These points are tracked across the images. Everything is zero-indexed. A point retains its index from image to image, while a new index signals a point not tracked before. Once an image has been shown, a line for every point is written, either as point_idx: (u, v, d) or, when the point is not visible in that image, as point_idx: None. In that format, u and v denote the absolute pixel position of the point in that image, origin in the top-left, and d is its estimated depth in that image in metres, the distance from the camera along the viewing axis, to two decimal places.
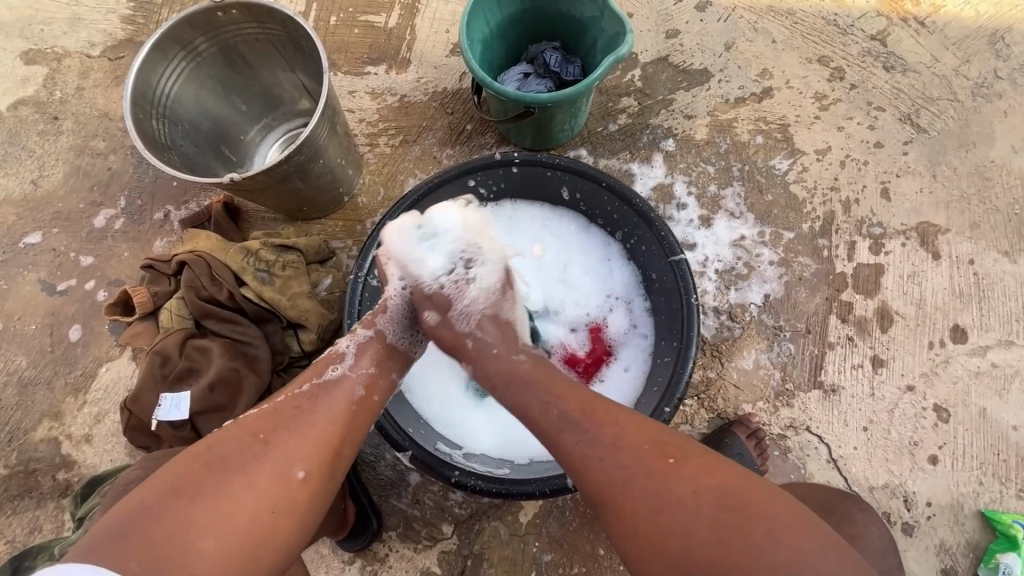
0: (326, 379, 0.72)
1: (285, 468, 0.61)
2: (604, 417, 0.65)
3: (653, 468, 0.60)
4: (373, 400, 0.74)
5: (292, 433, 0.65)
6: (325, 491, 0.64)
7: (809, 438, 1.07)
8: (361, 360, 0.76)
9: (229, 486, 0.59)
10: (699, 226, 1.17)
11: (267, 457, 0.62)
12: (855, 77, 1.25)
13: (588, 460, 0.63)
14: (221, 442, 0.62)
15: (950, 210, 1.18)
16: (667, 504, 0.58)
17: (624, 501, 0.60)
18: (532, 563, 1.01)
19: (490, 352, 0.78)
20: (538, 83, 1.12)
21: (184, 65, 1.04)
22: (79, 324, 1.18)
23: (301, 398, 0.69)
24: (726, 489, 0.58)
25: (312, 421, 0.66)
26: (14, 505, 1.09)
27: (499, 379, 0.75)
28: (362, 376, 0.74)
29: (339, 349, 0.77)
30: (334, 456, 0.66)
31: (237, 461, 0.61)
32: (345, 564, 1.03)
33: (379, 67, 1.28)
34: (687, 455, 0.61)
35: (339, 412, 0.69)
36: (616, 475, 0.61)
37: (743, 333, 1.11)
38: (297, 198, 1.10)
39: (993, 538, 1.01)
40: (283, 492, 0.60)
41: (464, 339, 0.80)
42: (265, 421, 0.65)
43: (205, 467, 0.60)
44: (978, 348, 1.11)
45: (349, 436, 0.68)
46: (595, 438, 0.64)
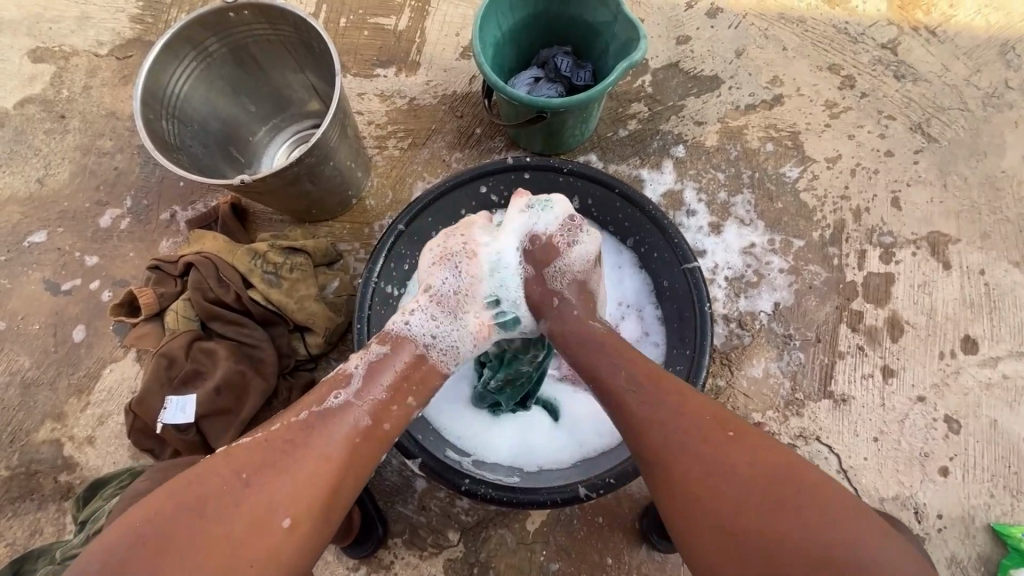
0: (327, 407, 0.67)
1: (270, 514, 0.58)
2: (668, 385, 0.65)
3: (709, 437, 0.60)
4: (380, 430, 0.69)
5: (281, 473, 0.60)
6: (316, 535, 0.60)
7: (819, 448, 1.06)
8: (368, 384, 0.71)
9: (209, 532, 0.56)
10: (708, 233, 1.17)
11: (252, 500, 0.58)
12: (865, 85, 1.25)
13: (644, 420, 0.63)
14: (207, 477, 0.59)
15: (960, 219, 1.17)
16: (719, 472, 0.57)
17: (671, 466, 0.60)
18: (539, 571, 1.00)
19: (573, 312, 0.78)
20: (548, 88, 1.11)
21: (194, 65, 1.03)
22: (83, 324, 1.17)
23: (296, 428, 0.64)
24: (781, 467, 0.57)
25: (307, 458, 0.62)
26: (14, 507, 1.08)
27: (575, 338, 0.75)
28: (368, 403, 0.69)
29: (345, 370, 0.71)
30: (328, 500, 0.61)
31: (217, 504, 0.57)
32: (349, 571, 1.02)
33: (389, 69, 1.27)
34: (745, 431, 0.60)
35: (338, 448, 0.64)
36: (671, 438, 0.61)
37: (752, 341, 1.10)
38: (306, 200, 1.09)
39: (1005, 552, 1.00)
40: (266, 540, 0.57)
41: (552, 296, 0.80)
42: (253, 456, 0.61)
43: (185, 507, 0.57)
44: (989, 359, 1.10)
45: (348, 475, 0.64)
46: (658, 401, 0.64)
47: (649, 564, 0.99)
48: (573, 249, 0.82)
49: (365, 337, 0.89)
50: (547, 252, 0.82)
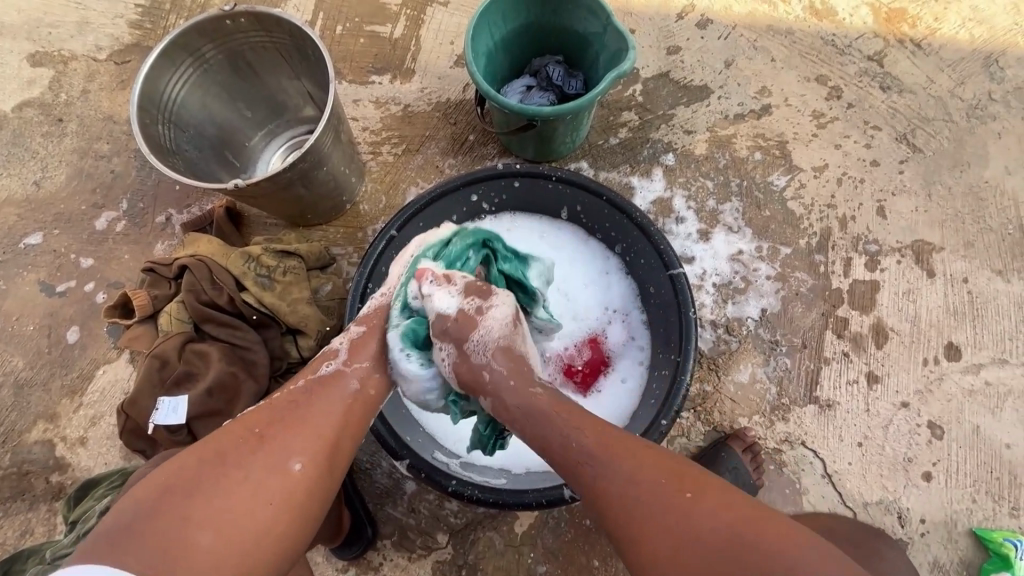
0: (321, 374, 0.72)
1: (282, 462, 0.62)
2: (620, 450, 0.63)
3: (670, 503, 0.58)
4: (370, 393, 0.74)
5: (289, 427, 0.64)
6: (326, 483, 0.64)
7: (804, 453, 1.08)
8: (355, 354, 0.75)
9: (228, 480, 0.59)
10: (697, 240, 1.18)
11: (265, 450, 0.62)
12: (852, 96, 1.27)
13: (607, 495, 0.61)
14: (221, 437, 0.62)
15: (944, 229, 1.19)
16: (682, 544, 0.55)
17: (641, 537, 0.58)
18: (526, 573, 1.01)
19: (509, 386, 0.72)
20: (540, 96, 1.13)
21: (191, 71, 1.05)
22: (77, 325, 1.18)
23: (297, 392, 0.69)
24: (742, 521, 0.55)
25: (311, 413, 0.67)
26: (5, 508, 1.09)
27: (523, 410, 0.70)
28: (359, 369, 0.74)
29: (331, 347, 0.76)
30: (333, 450, 0.66)
31: (234, 457, 0.60)
32: (339, 572, 1.02)
33: (384, 76, 1.29)
34: (708, 488, 0.58)
35: (336, 405, 0.69)
36: (632, 508, 0.59)
37: (740, 347, 1.12)
38: (300, 205, 1.10)
39: (987, 557, 1.01)
40: (284, 485, 0.60)
41: (481, 371, 0.74)
42: (262, 416, 0.65)
43: (204, 462, 0.60)
44: (972, 365, 1.11)
45: (347, 427, 0.69)
46: (614, 473, 0.62)
47: None
48: (492, 316, 0.78)
49: None
50: (465, 325, 0.77)
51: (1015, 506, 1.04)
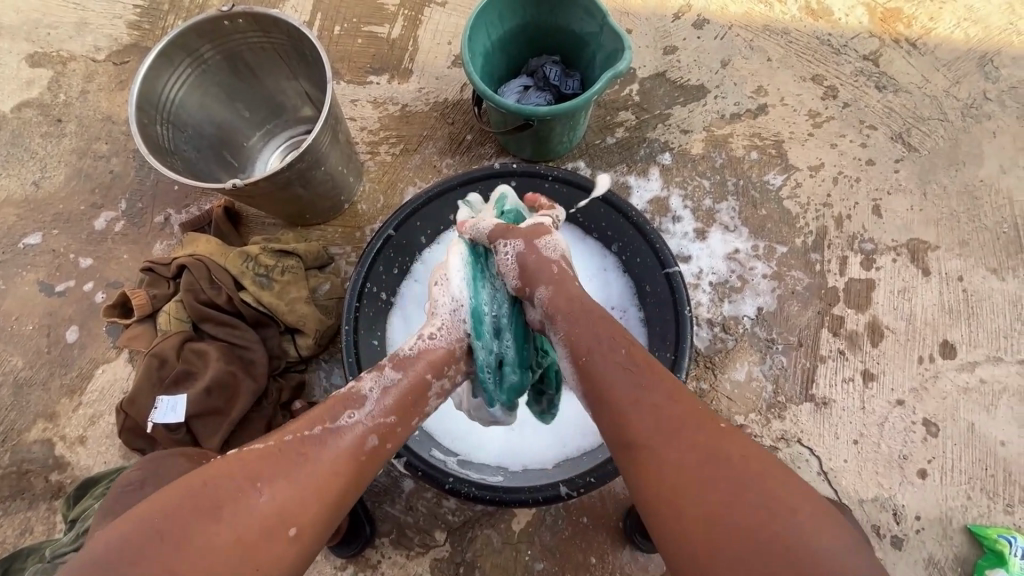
0: (339, 425, 0.65)
1: (278, 525, 0.56)
2: (661, 374, 0.64)
3: (702, 424, 0.58)
4: (384, 450, 0.68)
5: (293, 481, 0.58)
6: (318, 543, 0.59)
7: (800, 451, 1.08)
8: (381, 406, 0.69)
9: (217, 539, 0.53)
10: (694, 239, 1.19)
11: (262, 508, 0.56)
12: (848, 95, 1.28)
13: (635, 404, 0.61)
14: (220, 479, 0.57)
15: (939, 227, 1.20)
16: (707, 458, 0.54)
17: (660, 447, 0.57)
18: (524, 571, 1.01)
19: (570, 282, 0.78)
20: (537, 96, 1.14)
21: (190, 72, 1.05)
22: (77, 325, 1.19)
23: (309, 442, 0.62)
24: (769, 464, 0.54)
25: (318, 470, 0.60)
26: (5, 506, 1.09)
27: (570, 313, 0.73)
28: (378, 425, 0.67)
29: (356, 388, 0.69)
30: (333, 511, 0.60)
31: (229, 508, 0.55)
32: (337, 570, 1.03)
33: (382, 76, 1.30)
34: (738, 433, 0.58)
35: (345, 464, 0.63)
36: (661, 418, 0.59)
37: (736, 345, 1.13)
38: (298, 204, 1.11)
39: (981, 553, 1.02)
40: (272, 550, 0.55)
41: (549, 263, 0.80)
42: (267, 463, 0.59)
43: (196, 508, 0.54)
44: (967, 363, 1.12)
45: (352, 489, 0.63)
46: (649, 386, 0.62)
47: (632, 564, 1.01)
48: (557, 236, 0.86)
49: (354, 339, 0.90)
50: (536, 232, 0.85)
51: (1009, 503, 1.05)
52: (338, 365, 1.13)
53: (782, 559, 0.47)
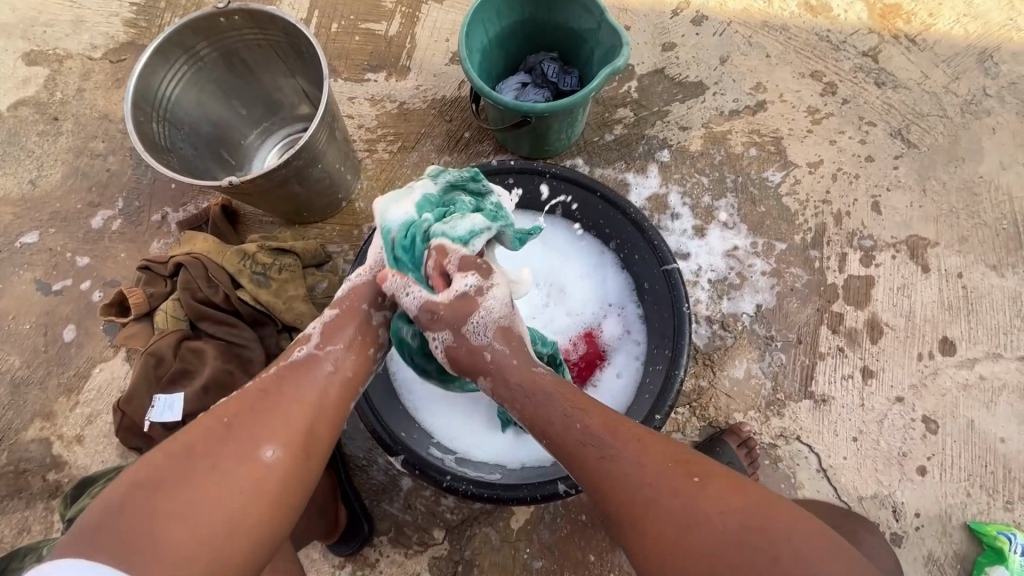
0: (294, 360, 0.69)
1: (252, 453, 0.60)
2: (626, 432, 0.63)
3: (677, 486, 0.58)
4: (347, 376, 0.71)
5: (259, 415, 0.63)
6: (302, 471, 0.63)
7: (799, 448, 1.08)
8: (330, 340, 0.73)
9: (196, 474, 0.57)
10: (692, 236, 1.18)
11: (234, 441, 0.60)
12: (847, 92, 1.27)
13: (613, 477, 0.61)
14: (190, 429, 0.61)
15: (939, 224, 1.19)
16: (694, 525, 0.55)
17: (650, 523, 0.57)
18: (523, 569, 1.01)
19: (508, 363, 0.71)
20: (536, 93, 1.14)
21: (186, 69, 1.05)
22: (74, 324, 1.18)
23: (268, 380, 0.67)
24: (750, 507, 0.55)
25: (283, 402, 0.65)
26: (2, 506, 1.09)
27: (521, 390, 0.69)
28: (333, 352, 0.72)
29: (306, 333, 0.73)
30: (307, 437, 0.64)
31: (203, 448, 0.59)
32: (335, 568, 1.03)
33: (379, 74, 1.29)
34: (711, 474, 0.58)
35: (309, 391, 0.67)
36: (640, 490, 0.59)
37: (735, 342, 1.12)
38: (295, 203, 1.11)
39: (981, 550, 1.02)
40: (252, 477, 0.59)
41: (481, 353, 0.72)
42: (232, 407, 0.63)
43: (171, 455, 0.58)
44: (966, 360, 1.12)
45: (321, 413, 0.67)
46: (620, 455, 0.61)
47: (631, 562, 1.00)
48: (486, 297, 0.73)
49: None
50: (459, 308, 0.73)
51: (1009, 500, 1.05)
52: None
53: None
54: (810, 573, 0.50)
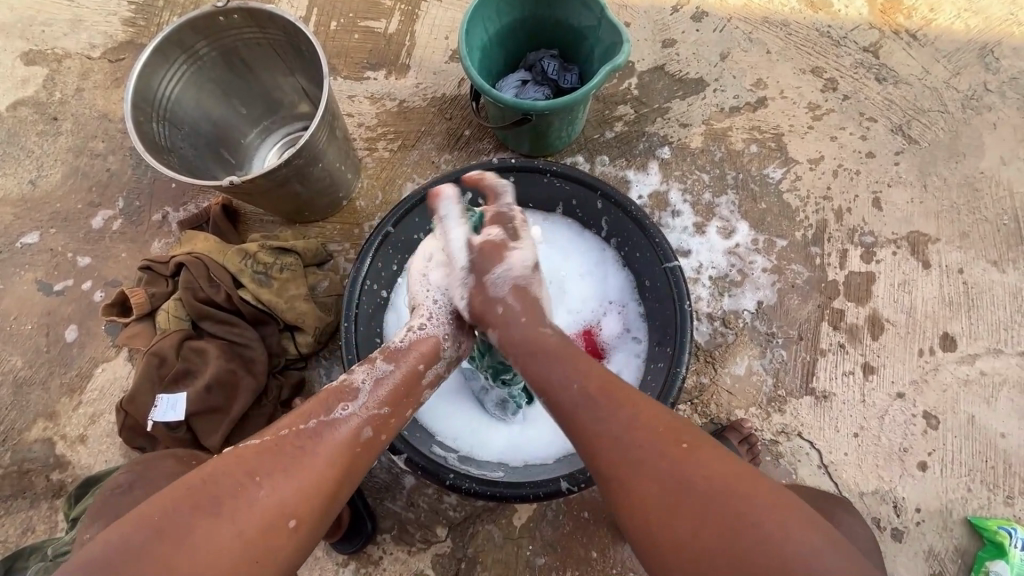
0: (333, 418, 0.66)
1: (278, 515, 0.57)
2: (621, 396, 0.64)
3: (664, 449, 0.58)
4: (379, 440, 0.69)
5: (291, 473, 0.59)
6: (319, 531, 0.60)
7: (800, 444, 1.08)
8: (374, 398, 0.70)
9: (218, 530, 0.54)
10: (693, 233, 1.18)
11: (261, 498, 0.57)
12: (847, 88, 1.27)
13: (600, 439, 0.61)
14: (217, 476, 0.57)
15: (940, 220, 1.19)
16: (678, 487, 0.55)
17: (633, 482, 0.58)
18: (526, 566, 1.01)
19: (517, 320, 0.75)
20: (536, 90, 1.13)
21: (185, 68, 1.05)
22: (75, 324, 1.18)
23: (305, 436, 0.63)
24: (736, 478, 0.55)
25: (316, 463, 0.61)
26: (6, 506, 1.09)
27: (525, 349, 0.72)
28: (371, 417, 0.68)
29: (351, 382, 0.70)
30: (332, 500, 0.61)
31: (227, 502, 0.56)
32: (339, 566, 1.03)
33: (379, 72, 1.29)
34: (703, 443, 0.59)
35: (342, 454, 0.64)
36: (626, 451, 0.59)
37: (736, 339, 1.13)
38: (296, 202, 1.11)
39: (981, 545, 1.02)
40: (273, 541, 0.56)
41: (494, 304, 0.77)
42: (264, 459, 0.60)
43: (194, 505, 0.55)
44: (967, 356, 1.12)
45: (350, 478, 0.64)
46: (610, 416, 0.62)
47: (634, 558, 1.01)
48: (511, 254, 0.80)
49: (353, 337, 0.90)
50: (488, 258, 0.80)
51: (1010, 495, 1.05)
52: (338, 362, 1.13)
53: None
54: (790, 539, 0.50)
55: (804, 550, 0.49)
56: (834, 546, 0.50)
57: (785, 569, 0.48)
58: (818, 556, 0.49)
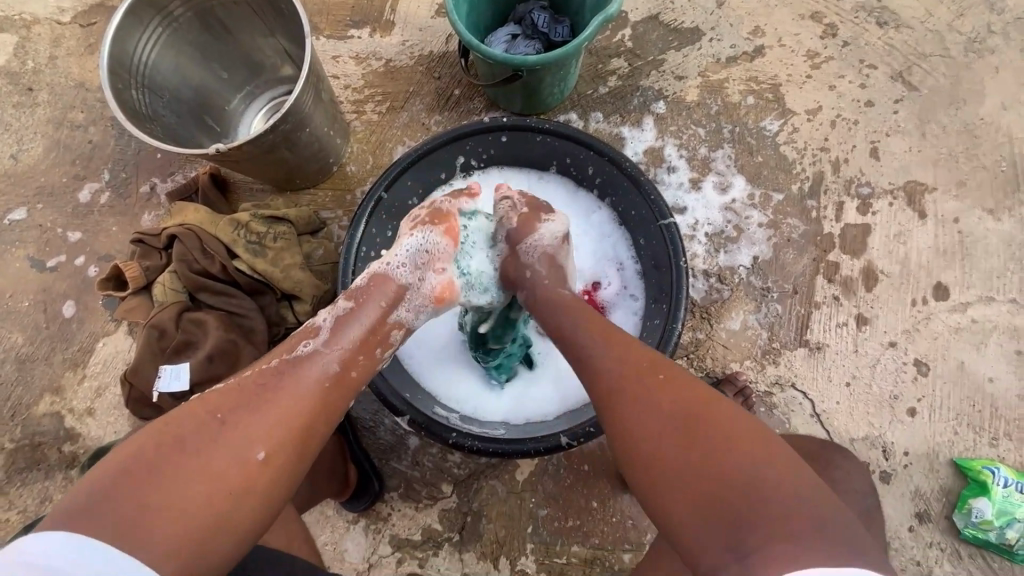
0: (297, 355, 0.65)
1: (244, 451, 0.56)
2: (618, 340, 0.68)
3: (645, 381, 0.62)
4: (350, 376, 0.67)
5: (255, 412, 0.58)
6: (295, 468, 0.60)
7: (793, 394, 1.11)
8: (337, 334, 0.69)
9: (188, 465, 0.54)
10: (689, 189, 1.17)
11: (229, 436, 0.56)
12: (848, 33, 1.23)
13: (593, 370, 0.66)
14: (181, 420, 0.57)
15: (937, 168, 1.18)
16: (654, 412, 0.59)
17: (619, 408, 0.61)
18: (529, 517, 1.05)
19: (544, 281, 0.78)
20: (526, 45, 1.10)
21: (160, 31, 1.01)
22: (72, 299, 1.18)
23: (268, 375, 0.62)
24: (707, 407, 0.58)
25: (281, 400, 0.60)
26: (22, 478, 1.12)
27: (543, 303, 0.77)
28: (339, 353, 0.67)
29: (313, 323, 0.69)
30: (304, 436, 0.60)
31: (195, 441, 0.55)
32: (349, 523, 1.07)
33: (363, 30, 1.24)
34: (680, 378, 0.61)
35: (310, 392, 0.63)
36: (613, 379, 0.64)
37: (731, 295, 1.13)
38: (284, 168, 1.08)
39: (965, 484, 1.06)
40: (244, 475, 0.55)
41: (523, 270, 0.81)
42: (227, 399, 0.59)
43: (163, 445, 0.54)
44: (959, 304, 1.13)
45: (319, 416, 0.63)
46: (604, 353, 0.66)
47: (633, 507, 1.05)
48: (545, 227, 0.83)
49: None
50: (524, 228, 0.83)
51: (995, 437, 1.09)
52: None
53: (734, 493, 0.51)
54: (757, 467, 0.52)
55: (761, 474, 0.51)
56: (802, 476, 0.52)
57: (745, 487, 0.51)
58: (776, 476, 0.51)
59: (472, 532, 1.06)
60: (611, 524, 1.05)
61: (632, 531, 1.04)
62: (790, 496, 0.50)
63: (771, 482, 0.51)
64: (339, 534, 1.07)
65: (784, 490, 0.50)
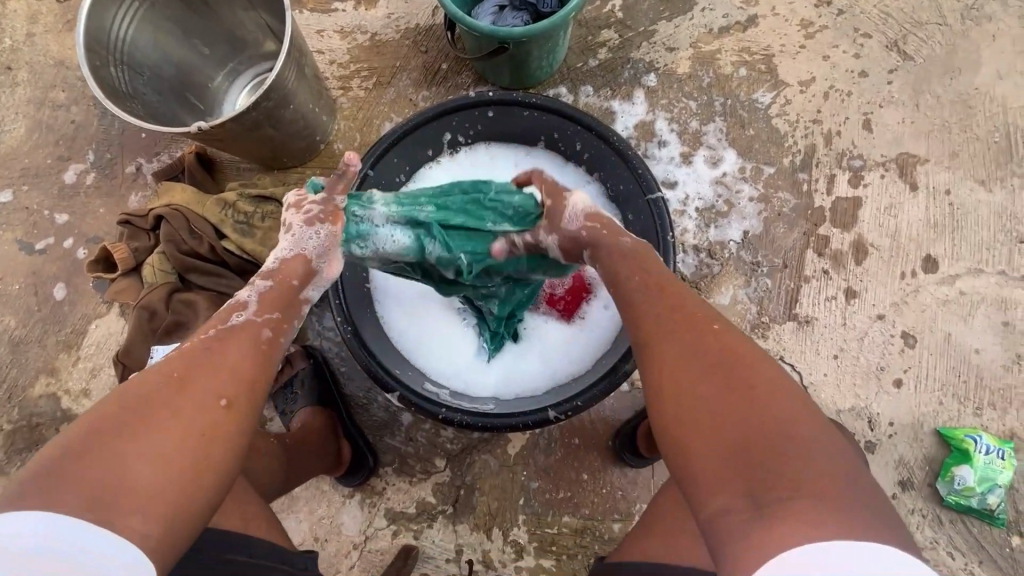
0: (230, 326, 0.61)
1: (204, 410, 0.54)
2: (670, 286, 0.63)
3: (692, 328, 0.58)
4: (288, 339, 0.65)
5: (209, 373, 0.56)
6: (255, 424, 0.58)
7: (782, 367, 1.12)
8: (268, 304, 0.65)
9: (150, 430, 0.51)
10: (680, 163, 1.16)
11: (187, 397, 0.54)
12: (843, 1, 1.21)
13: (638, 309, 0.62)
14: (134, 389, 0.54)
15: (930, 139, 1.17)
16: (696, 359, 0.55)
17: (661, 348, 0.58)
18: (521, 490, 1.08)
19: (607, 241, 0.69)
20: (513, 17, 1.07)
21: (137, 5, 0.98)
22: (63, 282, 1.18)
23: (210, 342, 0.59)
24: (752, 363, 0.54)
25: (230, 362, 0.58)
26: (21, 458, 1.14)
27: (600, 240, 0.70)
28: (272, 320, 0.64)
29: (238, 299, 0.64)
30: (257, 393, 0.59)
31: (153, 405, 0.53)
32: (345, 498, 1.10)
33: (347, 3, 1.22)
34: (731, 332, 0.57)
35: (253, 356, 0.60)
36: (654, 321, 0.60)
37: (721, 270, 1.14)
38: (270, 146, 1.07)
39: (948, 452, 1.08)
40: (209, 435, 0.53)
41: (580, 236, 0.71)
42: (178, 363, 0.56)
43: (122, 413, 0.52)
44: (948, 277, 1.14)
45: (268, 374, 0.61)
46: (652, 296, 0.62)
47: (622, 479, 1.07)
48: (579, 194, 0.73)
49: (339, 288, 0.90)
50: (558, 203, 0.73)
51: (979, 407, 1.10)
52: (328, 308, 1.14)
53: (767, 446, 0.48)
54: (796, 426, 0.49)
55: (799, 435, 0.49)
56: (837, 447, 0.50)
57: (776, 442, 0.48)
58: (812, 442, 0.48)
59: (466, 504, 1.08)
60: (601, 495, 1.07)
61: (622, 501, 1.07)
62: (822, 459, 0.47)
63: (805, 444, 0.48)
64: (335, 508, 1.09)
65: (821, 450, 0.48)
